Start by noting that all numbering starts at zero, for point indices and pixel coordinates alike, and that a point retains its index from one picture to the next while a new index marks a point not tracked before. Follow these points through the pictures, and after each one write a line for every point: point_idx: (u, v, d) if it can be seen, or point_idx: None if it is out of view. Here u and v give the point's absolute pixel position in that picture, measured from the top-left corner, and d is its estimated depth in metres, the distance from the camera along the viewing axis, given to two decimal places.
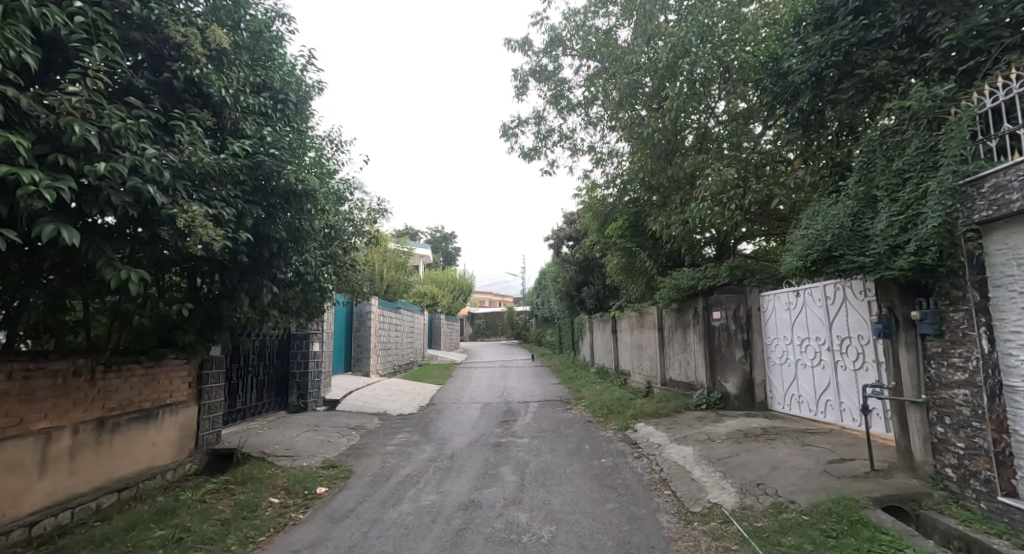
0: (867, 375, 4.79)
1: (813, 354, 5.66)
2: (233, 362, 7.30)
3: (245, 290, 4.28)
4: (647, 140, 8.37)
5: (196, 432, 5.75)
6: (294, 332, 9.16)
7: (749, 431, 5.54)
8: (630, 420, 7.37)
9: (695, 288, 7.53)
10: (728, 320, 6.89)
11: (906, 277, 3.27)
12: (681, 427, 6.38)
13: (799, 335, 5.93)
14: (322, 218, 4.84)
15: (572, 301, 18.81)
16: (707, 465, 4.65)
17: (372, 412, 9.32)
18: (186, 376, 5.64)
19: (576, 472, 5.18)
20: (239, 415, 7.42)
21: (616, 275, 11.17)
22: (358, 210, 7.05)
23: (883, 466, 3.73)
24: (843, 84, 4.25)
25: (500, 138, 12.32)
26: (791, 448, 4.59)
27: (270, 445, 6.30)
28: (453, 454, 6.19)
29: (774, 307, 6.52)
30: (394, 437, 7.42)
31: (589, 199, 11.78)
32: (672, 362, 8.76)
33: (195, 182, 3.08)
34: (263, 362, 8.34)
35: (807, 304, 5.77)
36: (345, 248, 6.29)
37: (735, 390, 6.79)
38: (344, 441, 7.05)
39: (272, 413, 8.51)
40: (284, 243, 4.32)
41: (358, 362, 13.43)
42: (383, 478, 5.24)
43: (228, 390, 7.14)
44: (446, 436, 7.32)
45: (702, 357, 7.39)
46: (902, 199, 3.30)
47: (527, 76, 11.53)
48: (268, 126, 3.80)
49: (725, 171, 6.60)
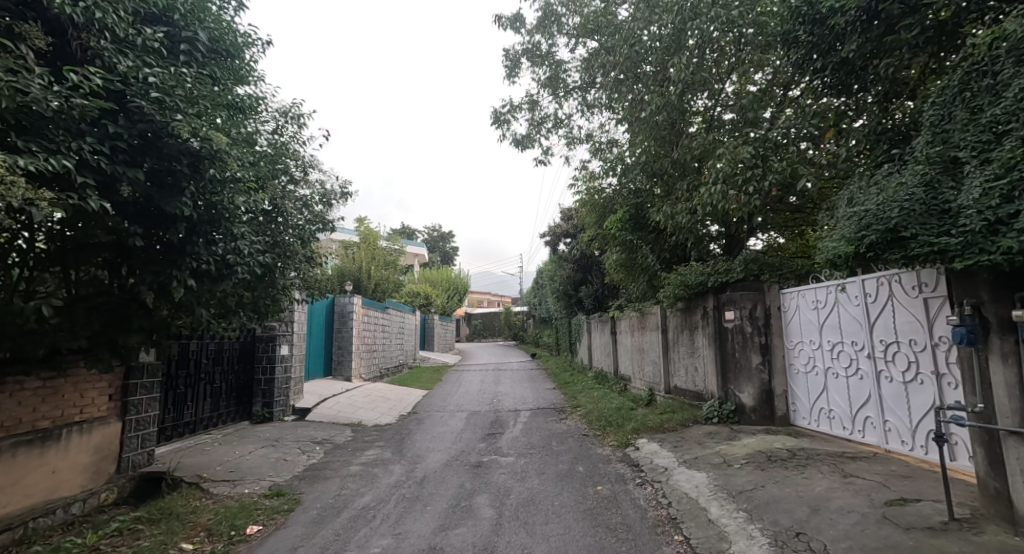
0: (923, 389, 3.92)
1: (848, 363, 4.79)
2: (181, 368, 6.46)
3: (147, 285, 3.39)
4: (651, 120, 7.51)
5: (119, 454, 4.86)
6: (261, 334, 8.34)
7: (773, 454, 4.65)
8: (630, 435, 6.47)
9: (704, 286, 6.70)
10: (743, 321, 6.03)
11: (1009, 263, 2.41)
12: (690, 446, 5.48)
13: (829, 339, 5.06)
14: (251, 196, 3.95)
15: (569, 301, 17.88)
16: (727, 502, 3.76)
17: (346, 422, 8.44)
18: (106, 387, 4.76)
19: (566, 505, 4.28)
20: (187, 429, 6.58)
21: (615, 272, 10.32)
22: (319, 196, 6.17)
23: (964, 514, 2.85)
24: (904, 21, 3.57)
25: (491, 124, 11.47)
26: (831, 481, 3.70)
27: (209, 467, 5.37)
28: (423, 478, 5.30)
29: (796, 306, 5.64)
30: (363, 454, 6.52)
31: (586, 191, 10.93)
32: (677, 368, 7.86)
33: (19, 127, 2.21)
34: (221, 368, 7.45)
35: (841, 303, 4.90)
36: (293, 235, 5.37)
37: (751, 401, 5.90)
38: (303, 460, 6.14)
39: (230, 424, 7.62)
40: (194, 224, 3.42)
41: (339, 366, 12.54)
42: (333, 512, 4.35)
43: (172, 400, 6.30)
44: (421, 454, 6.42)
45: (711, 363, 6.52)
46: (1001, 158, 2.46)
47: (520, 56, 10.69)
48: (169, 67, 2.95)
49: (739, 149, 5.74)
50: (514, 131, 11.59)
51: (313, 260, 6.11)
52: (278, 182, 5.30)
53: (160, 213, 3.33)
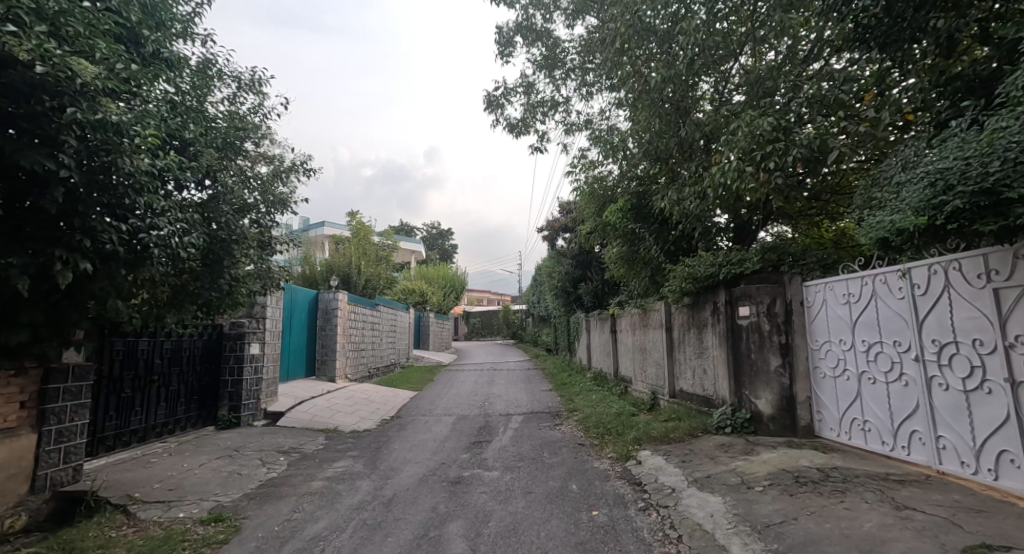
0: (991, 400, 3.22)
1: (889, 366, 4.07)
2: (127, 370, 5.77)
3: (21, 269, 2.67)
4: (656, 95, 6.79)
5: (32, 471, 4.14)
6: (228, 331, 7.67)
7: (802, 474, 3.91)
8: (631, 446, 5.74)
9: (715, 278, 5.97)
10: (761, 318, 5.31)
11: None
12: (700, 462, 4.75)
13: (865, 338, 4.34)
14: (170, 161, 3.26)
15: (567, 299, 17.17)
16: (752, 540, 3.03)
17: (320, 429, 7.72)
18: (15, 393, 4.04)
19: (554, 537, 3.55)
20: (135, 437, 5.88)
21: (615, 266, 9.59)
22: (274, 175, 5.43)
23: None
24: None
25: (484, 108, 10.77)
26: (882, 516, 2.97)
27: (144, 486, 4.63)
28: (392, 499, 4.59)
29: (823, 301, 4.91)
30: (331, 466, 5.79)
31: (586, 179, 10.23)
32: (684, 371, 7.14)
33: None
34: (179, 369, 6.75)
35: (879, 296, 4.19)
36: (235, 217, 4.64)
37: (769, 410, 5.19)
38: (261, 474, 5.41)
39: (190, 431, 6.92)
40: (76, 190, 2.72)
41: (322, 366, 11.84)
42: (275, 544, 3.63)
43: (114, 405, 5.60)
44: (396, 467, 5.71)
45: (722, 366, 5.80)
46: None
47: (514, 34, 9.99)
48: None
49: (758, 121, 5.01)
50: (508, 116, 10.87)
51: (267, 247, 5.36)
52: (217, 153, 4.56)
53: (37, 178, 2.67)
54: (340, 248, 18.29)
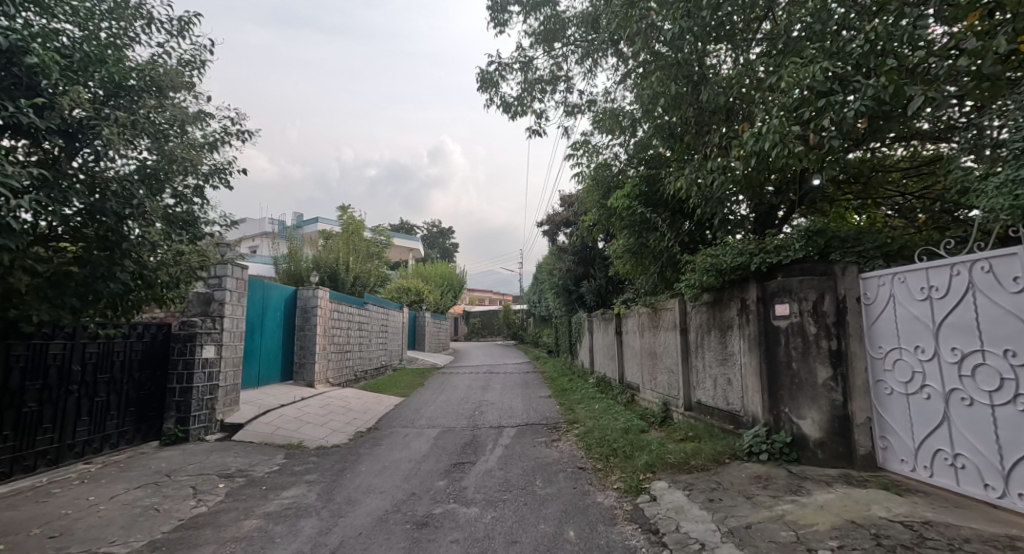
0: None
1: (996, 386, 3.02)
2: (32, 379, 4.78)
3: None
4: (674, 54, 5.74)
5: None
6: (176, 332, 6.65)
7: (884, 534, 2.84)
8: (643, 475, 4.69)
9: (745, 270, 4.90)
10: (805, 318, 4.30)
11: None
12: (734, 503, 3.69)
13: (955, 346, 3.28)
14: None
15: (569, 299, 16.19)
16: None
17: (282, 444, 6.71)
18: None
19: None
20: (42, 460, 4.89)
21: (620, 260, 8.54)
22: (202, 140, 4.53)
23: None
24: None
25: (478, 86, 9.73)
26: None
27: (17, 533, 3.61)
28: (336, 549, 3.56)
29: (888, 296, 3.83)
30: (277, 497, 4.76)
31: (590, 164, 9.17)
32: (702, 380, 6.08)
33: None
34: (111, 376, 5.75)
35: (979, 290, 3.13)
36: (134, 188, 3.77)
37: (816, 434, 4.16)
38: (186, 508, 4.38)
39: (124, 448, 5.91)
40: None
41: (301, 370, 10.83)
42: None
43: (13, 423, 4.60)
44: (354, 499, 4.68)
45: (754, 376, 4.79)
46: None
47: (509, 1, 8.97)
48: None
49: (811, 67, 3.97)
50: (504, 95, 9.83)
51: (195, 229, 4.51)
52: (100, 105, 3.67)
53: None
54: (329, 243, 17.31)
